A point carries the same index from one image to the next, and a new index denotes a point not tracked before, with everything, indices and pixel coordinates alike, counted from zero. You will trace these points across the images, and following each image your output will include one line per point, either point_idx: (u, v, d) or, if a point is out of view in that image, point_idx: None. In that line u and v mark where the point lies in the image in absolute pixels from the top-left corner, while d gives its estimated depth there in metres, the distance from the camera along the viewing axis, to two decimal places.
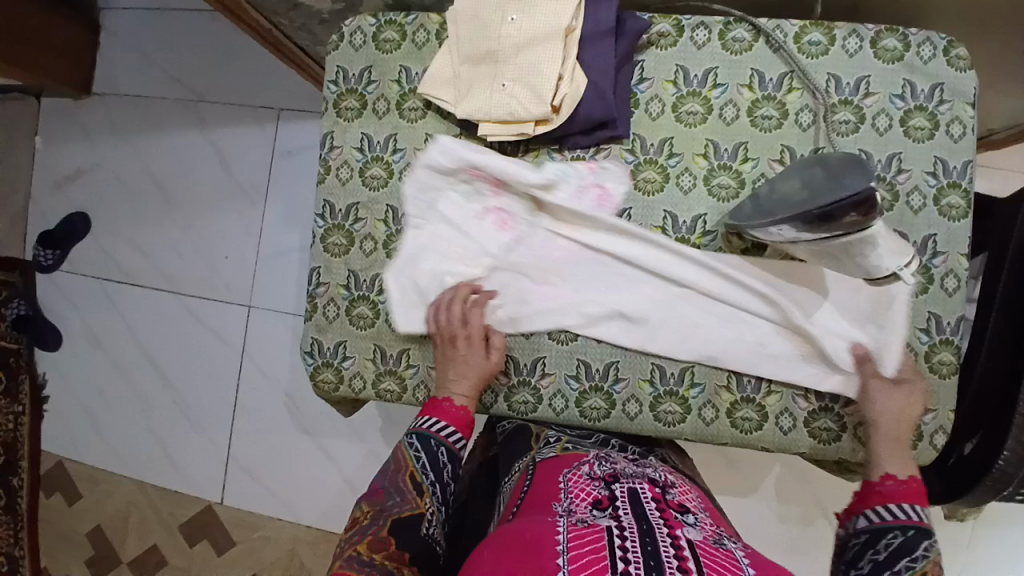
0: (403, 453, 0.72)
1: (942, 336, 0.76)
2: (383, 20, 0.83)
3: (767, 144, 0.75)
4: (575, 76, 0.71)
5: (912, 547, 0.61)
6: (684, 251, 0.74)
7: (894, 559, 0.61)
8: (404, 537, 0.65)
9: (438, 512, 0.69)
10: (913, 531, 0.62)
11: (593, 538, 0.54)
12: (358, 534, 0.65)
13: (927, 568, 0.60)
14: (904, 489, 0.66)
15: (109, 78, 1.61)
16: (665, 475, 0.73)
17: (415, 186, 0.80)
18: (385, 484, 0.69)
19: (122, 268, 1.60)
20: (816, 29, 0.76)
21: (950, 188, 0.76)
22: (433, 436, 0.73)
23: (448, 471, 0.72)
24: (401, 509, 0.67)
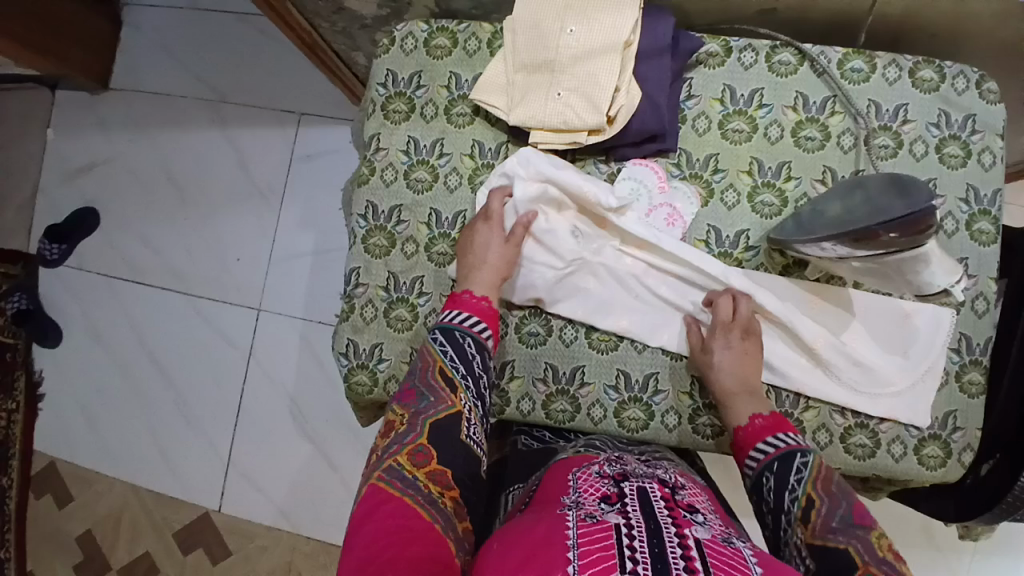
0: (429, 351, 0.69)
1: (971, 357, 0.78)
2: (435, 27, 0.85)
3: (809, 164, 0.77)
4: (631, 88, 0.73)
5: (787, 480, 0.62)
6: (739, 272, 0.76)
7: (780, 496, 0.62)
8: (443, 449, 0.61)
9: (476, 412, 0.66)
10: (778, 464, 0.64)
11: (603, 536, 0.53)
12: (395, 444, 0.61)
13: (809, 491, 0.61)
14: (760, 428, 0.68)
15: (130, 74, 1.61)
16: (677, 477, 0.70)
17: (488, 193, 0.80)
18: (416, 385, 0.67)
19: (130, 265, 1.58)
20: (858, 57, 0.79)
21: (981, 215, 0.78)
22: (462, 327, 0.70)
23: (477, 363, 0.69)
24: (438, 409, 0.64)
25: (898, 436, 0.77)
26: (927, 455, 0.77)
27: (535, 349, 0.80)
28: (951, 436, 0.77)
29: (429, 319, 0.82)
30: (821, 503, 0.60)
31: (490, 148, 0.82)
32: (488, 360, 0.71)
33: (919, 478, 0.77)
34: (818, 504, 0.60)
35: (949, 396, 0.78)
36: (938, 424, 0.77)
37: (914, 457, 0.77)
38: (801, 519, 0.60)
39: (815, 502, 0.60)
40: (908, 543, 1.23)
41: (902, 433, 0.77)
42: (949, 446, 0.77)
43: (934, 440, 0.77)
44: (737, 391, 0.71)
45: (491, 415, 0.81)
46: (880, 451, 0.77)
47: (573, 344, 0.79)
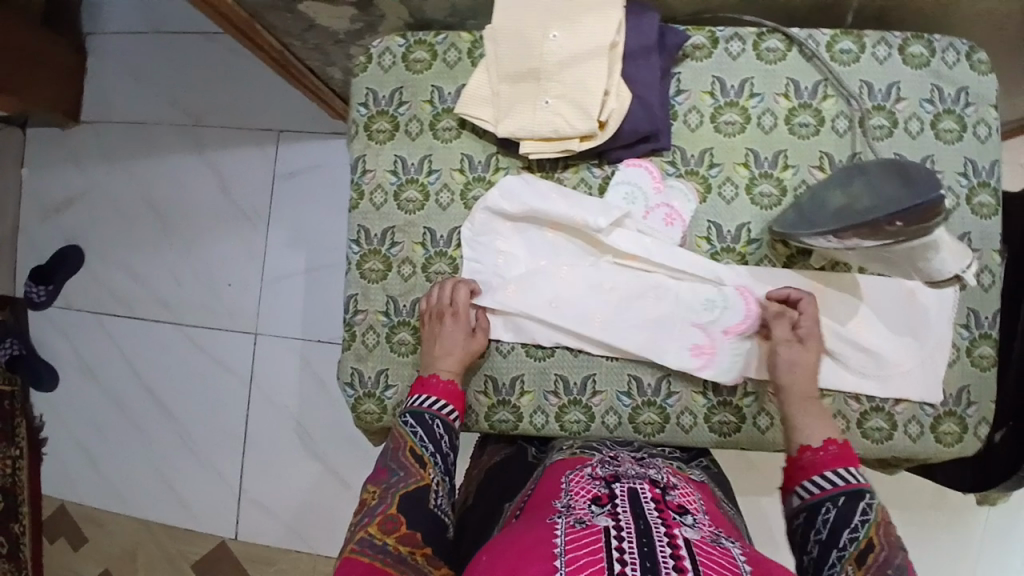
0: (401, 432, 0.70)
1: (981, 331, 0.77)
2: (412, 40, 0.82)
3: (806, 151, 0.76)
4: (620, 91, 0.71)
5: (850, 518, 0.61)
6: (742, 274, 0.75)
7: (836, 534, 0.61)
8: (412, 516, 0.64)
9: (445, 485, 0.68)
10: (844, 499, 0.62)
11: (591, 539, 0.52)
12: (366, 517, 0.64)
13: (871, 534, 0.60)
14: (831, 456, 0.66)
15: (100, 104, 1.57)
16: (668, 477, 0.69)
17: (473, 230, 0.79)
18: (387, 461, 0.68)
19: (120, 300, 1.55)
20: (847, 38, 0.77)
21: (980, 188, 0.78)
22: (428, 411, 0.71)
23: (446, 441, 0.71)
24: (406, 484, 0.66)
25: (914, 416, 0.76)
26: (944, 431, 0.77)
27: (543, 363, 0.79)
28: (966, 411, 0.77)
29: None
30: (881, 549, 0.60)
31: (479, 160, 0.80)
32: (456, 437, 0.73)
33: (936, 455, 0.77)
34: (878, 549, 0.60)
35: (961, 372, 0.77)
36: (951, 400, 0.77)
37: (931, 435, 0.77)
38: (854, 559, 0.60)
39: (874, 546, 0.60)
40: (924, 513, 1.24)
41: (917, 413, 0.76)
42: (965, 421, 0.77)
43: (949, 416, 0.77)
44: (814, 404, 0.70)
45: (504, 431, 0.80)
46: (897, 432, 0.76)
47: (581, 353, 0.78)
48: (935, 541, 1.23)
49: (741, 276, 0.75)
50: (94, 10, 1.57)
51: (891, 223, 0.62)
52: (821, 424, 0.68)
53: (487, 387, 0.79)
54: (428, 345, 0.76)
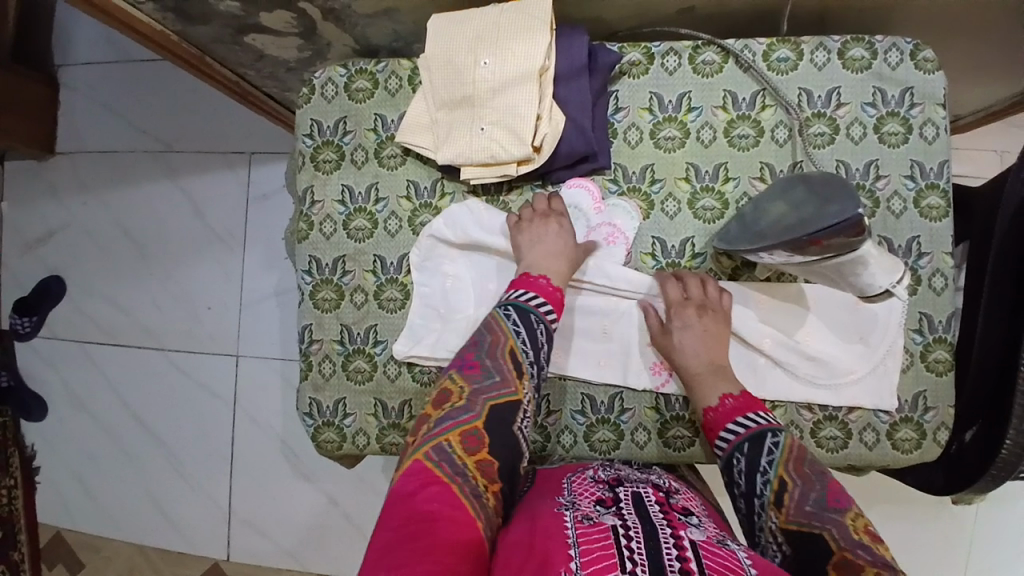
0: (501, 326, 0.69)
1: (934, 335, 0.77)
2: (353, 70, 0.82)
3: (746, 163, 0.76)
4: (553, 114, 0.72)
5: (758, 462, 0.64)
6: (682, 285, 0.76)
7: (752, 482, 0.64)
8: (495, 435, 0.62)
9: (531, 403, 0.66)
10: (749, 445, 0.65)
11: (600, 535, 0.54)
12: (453, 418, 0.62)
13: (781, 474, 0.62)
14: (731, 408, 0.69)
15: (74, 135, 1.59)
16: (670, 482, 0.73)
17: (421, 255, 0.80)
18: (482, 360, 0.66)
19: (103, 328, 1.57)
20: (784, 45, 0.77)
21: (928, 189, 0.77)
22: (533, 311, 0.70)
23: (544, 343, 0.69)
24: (498, 392, 0.64)
25: (868, 424, 0.76)
26: (901, 439, 0.77)
27: None
28: (923, 417, 0.77)
29: (388, 368, 0.81)
30: (793, 486, 0.61)
31: (426, 186, 0.81)
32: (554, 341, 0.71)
33: (894, 462, 0.77)
34: (791, 487, 0.62)
35: (915, 377, 0.77)
36: (908, 407, 0.77)
37: (887, 442, 0.77)
38: (772, 503, 0.62)
39: (788, 485, 0.62)
40: (905, 507, 1.24)
41: (872, 420, 0.76)
42: (923, 427, 0.77)
43: (906, 423, 0.77)
44: (701, 371, 0.72)
45: None
46: (852, 441, 0.76)
47: None
48: (917, 535, 1.24)
49: None
50: (63, 42, 1.58)
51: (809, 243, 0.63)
52: (716, 385, 0.71)
53: None
54: (522, 240, 0.75)
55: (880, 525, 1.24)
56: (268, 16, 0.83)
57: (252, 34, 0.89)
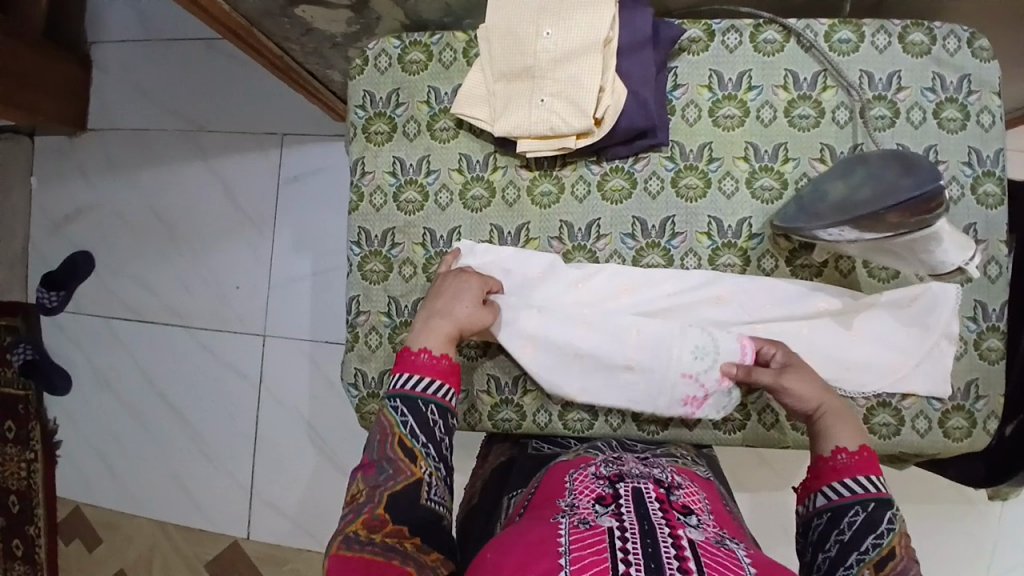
0: (388, 418, 0.64)
1: (988, 323, 0.77)
2: (407, 41, 0.82)
3: (806, 143, 0.75)
4: (616, 86, 0.71)
5: (877, 523, 0.59)
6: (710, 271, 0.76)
7: (860, 537, 0.58)
8: (400, 515, 0.60)
9: (437, 474, 0.64)
10: (874, 504, 0.60)
11: (595, 539, 0.53)
12: (351, 514, 0.60)
13: (894, 544, 0.58)
14: (863, 459, 0.63)
15: (105, 111, 1.59)
16: (672, 476, 0.68)
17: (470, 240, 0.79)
18: (376, 456, 0.63)
19: (129, 305, 1.57)
20: (846, 27, 0.76)
21: (985, 176, 0.76)
22: (419, 396, 0.65)
23: (440, 428, 0.65)
24: (395, 482, 0.61)
25: (921, 411, 0.76)
26: (953, 427, 0.76)
27: None
28: (974, 405, 0.76)
29: None
30: (901, 558, 0.57)
31: (478, 160, 0.80)
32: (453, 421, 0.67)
33: (945, 450, 0.77)
34: (897, 558, 0.57)
35: (969, 364, 0.76)
36: (960, 395, 0.76)
37: (939, 430, 0.76)
38: (874, 564, 0.57)
39: (896, 556, 0.57)
40: (937, 505, 1.23)
41: (925, 408, 0.76)
42: (974, 415, 0.76)
43: (958, 411, 0.76)
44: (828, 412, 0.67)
45: (507, 431, 0.80)
46: (904, 429, 0.75)
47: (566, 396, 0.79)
48: (947, 533, 1.22)
49: (736, 275, 0.76)
50: (97, 18, 1.58)
51: (887, 215, 0.61)
52: (850, 431, 0.65)
53: (490, 386, 0.80)
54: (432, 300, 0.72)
55: (909, 522, 1.24)
56: None
57: (304, 6, 0.88)
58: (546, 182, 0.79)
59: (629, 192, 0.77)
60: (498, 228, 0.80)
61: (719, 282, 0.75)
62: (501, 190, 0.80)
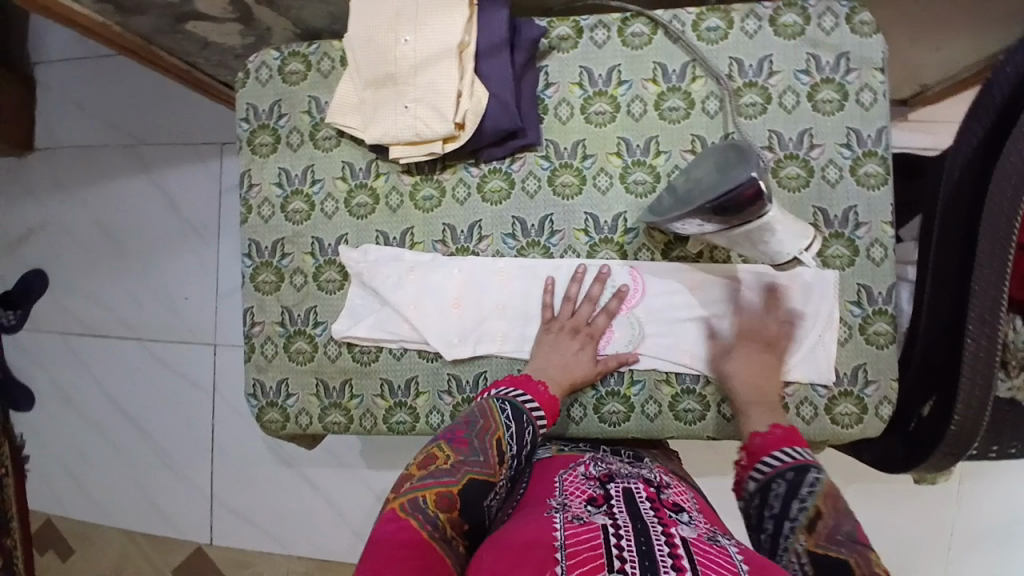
0: (493, 414, 0.67)
1: (874, 307, 0.76)
2: (286, 52, 0.82)
3: (677, 135, 0.75)
4: (475, 91, 0.71)
5: (798, 489, 0.59)
6: (579, 261, 0.76)
7: (787, 505, 0.59)
8: (468, 504, 0.61)
9: (506, 489, 0.65)
10: (793, 472, 0.61)
11: (590, 535, 0.53)
12: (430, 479, 0.61)
13: (818, 505, 0.58)
14: (776, 438, 0.65)
15: (50, 131, 1.60)
16: (660, 476, 0.71)
17: (353, 245, 0.81)
18: (472, 437, 0.65)
19: (85, 320, 1.59)
20: (714, 15, 0.76)
21: (866, 157, 0.75)
22: (526, 413, 0.68)
23: (528, 448, 0.68)
24: (479, 471, 0.63)
25: (806, 398, 0.76)
26: (841, 413, 0.76)
27: (435, 363, 0.79)
28: (864, 390, 0.76)
29: (328, 349, 0.82)
30: (829, 516, 0.57)
31: (360, 167, 0.81)
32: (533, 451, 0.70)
33: (835, 437, 0.77)
34: (825, 517, 0.57)
35: (855, 348, 0.76)
36: (847, 380, 0.76)
37: (826, 416, 0.76)
38: (805, 529, 0.57)
39: (822, 515, 0.57)
40: (875, 481, 1.23)
41: (809, 394, 0.76)
42: (863, 401, 0.76)
43: (845, 397, 0.76)
44: (757, 401, 0.70)
45: (403, 433, 0.81)
46: (789, 415, 0.76)
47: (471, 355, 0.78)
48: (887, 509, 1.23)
49: (607, 265, 0.76)
50: (35, 38, 1.59)
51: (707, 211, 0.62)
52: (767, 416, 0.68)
53: (383, 390, 0.81)
54: (545, 352, 0.74)
55: (851, 501, 1.24)
56: (202, 2, 0.83)
57: (192, 21, 0.89)
58: (425, 184, 0.80)
59: (507, 192, 0.78)
60: (383, 233, 0.81)
61: (583, 271, 0.76)
62: (384, 197, 0.81)
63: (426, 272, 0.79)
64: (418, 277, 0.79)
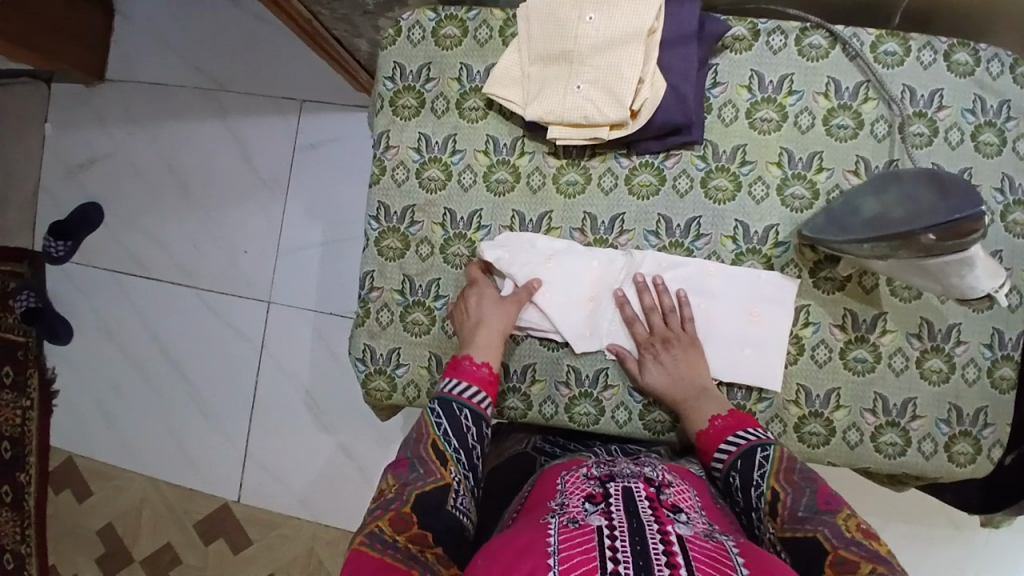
0: (426, 421, 0.69)
1: (1004, 352, 0.75)
2: (443, 15, 0.80)
3: (841, 154, 0.74)
4: (655, 80, 0.70)
5: (751, 476, 0.64)
6: (720, 264, 0.75)
7: (748, 496, 0.64)
8: (427, 515, 0.61)
9: (465, 483, 0.65)
10: (741, 461, 0.66)
11: (584, 539, 0.51)
12: (379, 509, 0.62)
13: (771, 484, 0.63)
14: (720, 428, 0.69)
15: (125, 60, 1.56)
16: (664, 474, 0.66)
17: (488, 218, 0.79)
18: (409, 455, 0.66)
19: (137, 259, 1.56)
20: (893, 39, 0.74)
21: (1017, 205, 0.74)
22: (455, 399, 0.70)
23: (472, 434, 0.69)
24: (426, 481, 0.63)
25: (928, 433, 0.75)
26: (956, 452, 0.75)
27: (556, 352, 0.78)
28: (980, 432, 0.75)
29: (446, 323, 0.80)
30: (785, 494, 0.62)
31: (505, 143, 0.79)
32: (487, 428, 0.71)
33: (949, 474, 0.75)
34: (784, 495, 0.62)
35: (982, 391, 0.75)
36: (968, 420, 0.75)
37: (944, 454, 0.75)
38: (768, 513, 0.62)
39: (780, 494, 0.62)
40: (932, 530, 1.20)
41: (932, 430, 0.75)
42: (979, 442, 0.75)
43: (965, 436, 0.75)
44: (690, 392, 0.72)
45: (512, 419, 0.79)
46: (910, 449, 0.75)
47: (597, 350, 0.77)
48: (943, 559, 1.19)
49: (750, 275, 0.75)
50: None
51: (925, 236, 0.59)
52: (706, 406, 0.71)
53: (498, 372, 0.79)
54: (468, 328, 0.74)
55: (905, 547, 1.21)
56: None
57: None
58: (570, 168, 0.78)
59: (656, 188, 0.76)
60: (519, 213, 0.79)
61: (726, 282, 0.75)
62: (526, 176, 0.78)
63: (563, 264, 0.77)
64: (556, 269, 0.77)
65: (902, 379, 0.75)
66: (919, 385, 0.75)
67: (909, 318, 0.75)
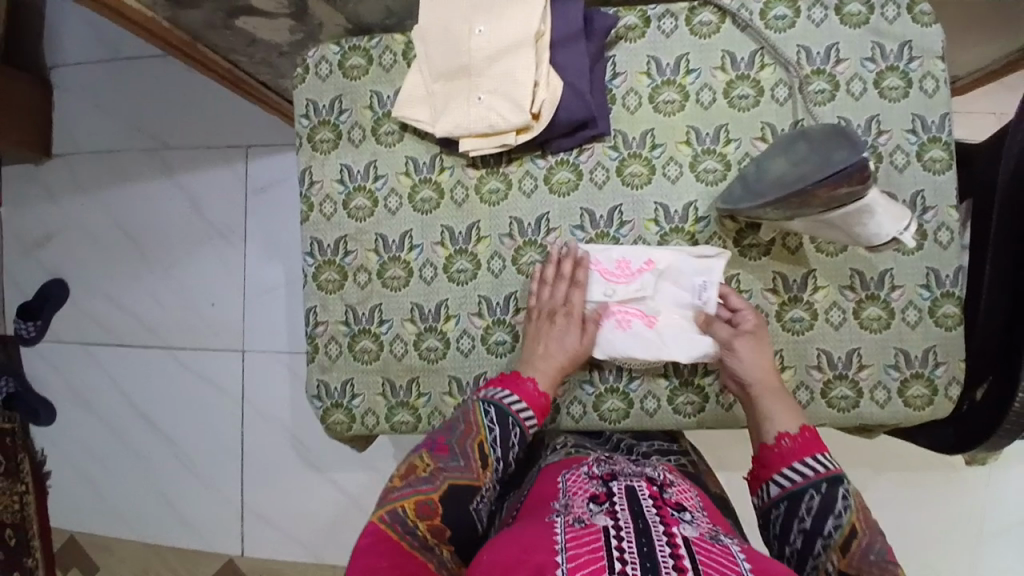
0: (477, 417, 0.69)
1: (943, 290, 0.75)
2: (347, 46, 0.82)
3: (746, 123, 0.75)
4: (551, 81, 0.72)
5: (833, 505, 0.62)
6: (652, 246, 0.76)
7: (821, 522, 0.61)
8: (454, 510, 0.64)
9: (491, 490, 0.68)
10: (827, 485, 0.63)
11: (591, 539, 0.51)
12: (411, 487, 0.64)
13: (854, 521, 0.61)
14: (787, 450, 0.66)
15: (68, 135, 1.58)
16: (664, 474, 0.67)
17: (418, 237, 0.80)
18: (453, 442, 0.67)
19: (107, 328, 1.57)
20: (781, 3, 0.76)
21: (930, 143, 0.75)
22: (512, 414, 0.70)
23: (514, 449, 0.70)
24: (461, 475, 0.65)
25: (878, 382, 0.76)
26: (912, 395, 0.76)
27: (505, 358, 0.79)
28: (934, 372, 0.76)
29: (394, 346, 0.81)
30: (863, 534, 0.61)
31: (424, 162, 0.80)
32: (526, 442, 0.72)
33: (906, 419, 0.77)
34: (861, 534, 0.60)
35: (926, 331, 0.76)
36: (918, 362, 0.76)
37: (899, 399, 0.76)
38: (839, 546, 0.60)
39: (858, 532, 0.60)
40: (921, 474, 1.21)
41: (881, 378, 0.76)
42: (934, 382, 0.76)
43: (917, 378, 0.76)
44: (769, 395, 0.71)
45: None
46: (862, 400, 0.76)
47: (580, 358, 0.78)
48: (937, 502, 1.19)
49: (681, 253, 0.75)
50: (53, 42, 1.57)
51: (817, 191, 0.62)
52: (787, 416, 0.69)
53: (452, 387, 0.80)
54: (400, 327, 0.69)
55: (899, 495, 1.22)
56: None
57: (243, 17, 0.87)
58: (490, 177, 0.79)
59: (576, 184, 0.77)
60: (449, 228, 0.80)
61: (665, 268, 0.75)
62: (450, 191, 0.80)
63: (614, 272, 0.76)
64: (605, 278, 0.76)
65: (842, 332, 0.76)
66: (861, 336, 0.76)
67: (839, 272, 0.76)
